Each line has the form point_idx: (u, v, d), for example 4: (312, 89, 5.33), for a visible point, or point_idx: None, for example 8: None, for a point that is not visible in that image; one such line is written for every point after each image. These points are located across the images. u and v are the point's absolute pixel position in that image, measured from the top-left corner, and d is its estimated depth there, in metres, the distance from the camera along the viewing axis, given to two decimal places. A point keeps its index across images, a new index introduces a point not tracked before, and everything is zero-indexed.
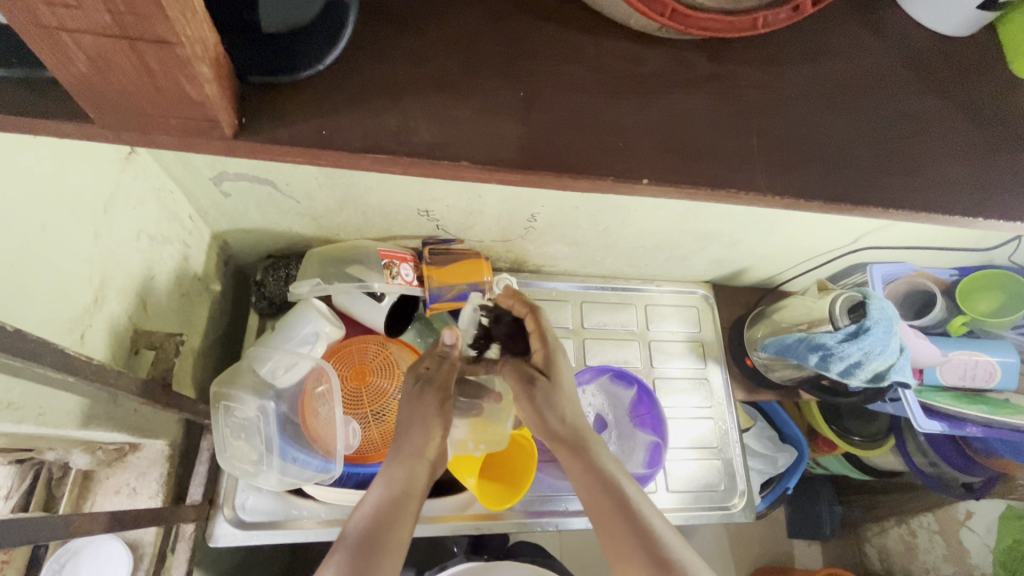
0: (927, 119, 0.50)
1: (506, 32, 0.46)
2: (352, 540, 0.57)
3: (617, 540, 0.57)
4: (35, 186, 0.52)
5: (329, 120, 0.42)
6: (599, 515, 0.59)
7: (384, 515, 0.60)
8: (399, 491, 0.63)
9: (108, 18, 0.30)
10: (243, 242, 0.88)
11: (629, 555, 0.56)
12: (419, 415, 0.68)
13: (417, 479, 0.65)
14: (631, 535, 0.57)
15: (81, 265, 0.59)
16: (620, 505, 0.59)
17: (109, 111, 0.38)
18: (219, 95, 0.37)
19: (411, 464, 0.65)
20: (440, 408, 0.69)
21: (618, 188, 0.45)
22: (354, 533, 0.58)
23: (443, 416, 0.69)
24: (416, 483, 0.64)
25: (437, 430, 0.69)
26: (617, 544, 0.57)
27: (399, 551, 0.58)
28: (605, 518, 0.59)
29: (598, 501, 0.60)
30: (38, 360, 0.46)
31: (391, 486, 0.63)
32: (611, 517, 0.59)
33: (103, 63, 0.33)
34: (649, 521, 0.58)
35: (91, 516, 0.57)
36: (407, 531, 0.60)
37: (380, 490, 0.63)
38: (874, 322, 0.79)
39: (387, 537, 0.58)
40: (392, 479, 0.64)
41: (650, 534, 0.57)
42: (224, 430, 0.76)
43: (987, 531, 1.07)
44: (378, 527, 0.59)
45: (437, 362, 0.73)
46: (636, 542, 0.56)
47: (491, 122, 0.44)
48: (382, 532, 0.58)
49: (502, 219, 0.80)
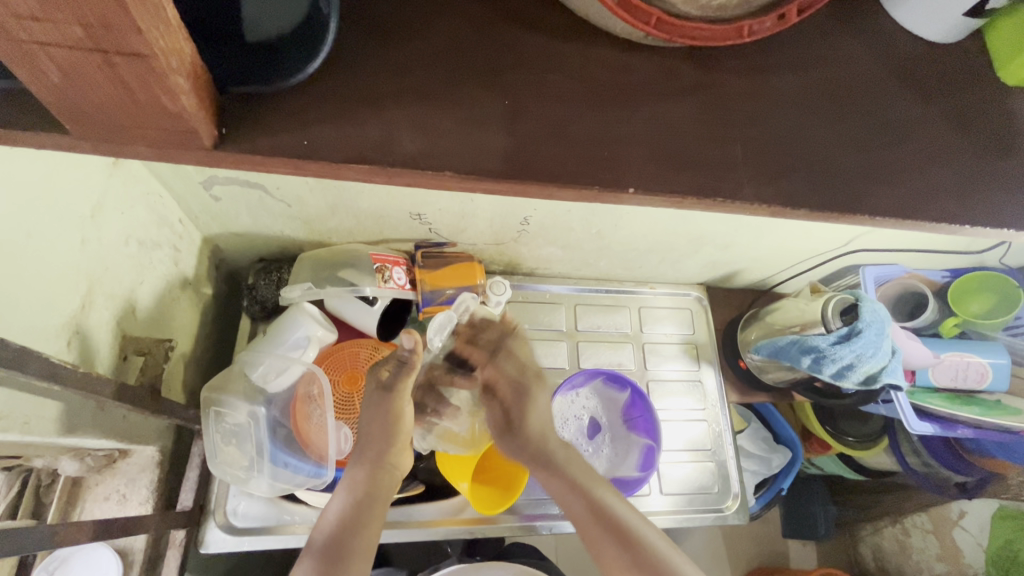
0: (912, 124, 0.50)
1: (491, 37, 0.46)
2: (317, 546, 0.57)
3: (599, 550, 0.62)
4: (19, 195, 0.51)
5: (311, 130, 0.42)
6: (582, 526, 0.64)
7: (350, 519, 0.60)
8: (362, 495, 0.63)
9: (79, 31, 0.30)
10: (234, 246, 0.88)
11: (616, 566, 0.61)
12: (379, 420, 0.66)
13: (380, 484, 0.65)
14: (613, 547, 0.61)
15: (67, 271, 0.58)
16: (604, 517, 0.63)
17: (87, 122, 0.38)
18: (197, 106, 0.37)
19: (372, 470, 0.65)
20: (399, 413, 0.67)
21: (603, 198, 0.45)
22: (322, 537, 0.58)
23: (403, 421, 0.67)
24: (378, 487, 0.65)
25: (399, 436, 0.68)
26: (605, 555, 0.62)
27: (367, 554, 0.59)
28: (582, 523, 0.64)
29: (580, 517, 0.65)
30: (21, 369, 0.45)
31: (355, 490, 0.63)
32: (595, 530, 0.63)
33: (77, 76, 0.33)
34: (633, 530, 0.62)
35: (77, 525, 0.57)
36: (376, 532, 0.61)
37: (344, 496, 0.63)
38: (866, 324, 0.79)
39: (353, 538, 0.58)
40: (354, 483, 0.64)
41: (626, 534, 0.61)
42: (215, 435, 0.76)
43: (980, 530, 1.07)
44: (344, 530, 0.59)
45: (396, 366, 0.66)
46: (619, 553, 0.61)
47: (477, 130, 0.44)
48: (348, 538, 0.58)
49: (495, 222, 0.80)
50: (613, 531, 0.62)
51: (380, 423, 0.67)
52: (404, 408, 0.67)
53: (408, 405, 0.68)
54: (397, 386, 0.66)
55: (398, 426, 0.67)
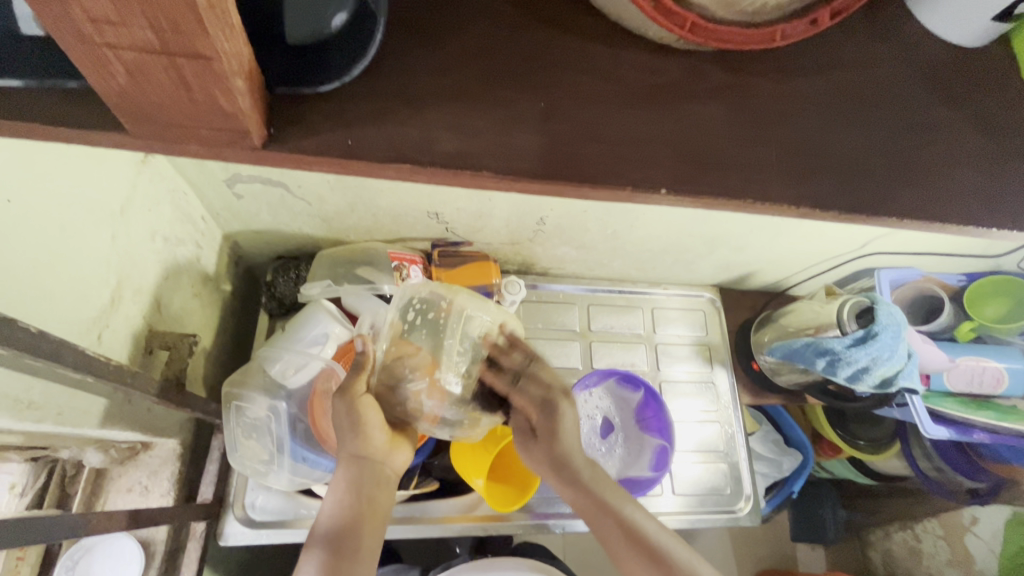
0: (937, 126, 0.51)
1: (522, 39, 0.47)
2: (321, 546, 0.56)
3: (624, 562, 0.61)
4: (54, 193, 0.53)
5: (354, 130, 0.43)
6: (604, 537, 0.62)
7: (348, 521, 0.57)
8: (353, 495, 0.59)
9: (150, 34, 0.31)
10: (254, 243, 0.89)
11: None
12: (343, 420, 0.60)
13: (367, 481, 0.60)
14: (639, 560, 0.60)
15: (98, 267, 0.59)
16: (628, 534, 0.61)
17: (142, 121, 0.39)
18: (251, 107, 0.38)
19: (360, 465, 0.60)
20: (361, 417, 0.59)
21: (633, 199, 0.46)
22: (320, 541, 0.56)
23: (370, 421, 0.60)
24: (367, 486, 0.60)
25: (372, 432, 0.60)
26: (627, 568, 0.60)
27: (373, 553, 0.58)
28: (606, 537, 0.62)
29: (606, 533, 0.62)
30: (60, 360, 0.46)
31: (348, 489, 0.59)
32: (619, 545, 0.61)
33: (142, 77, 0.34)
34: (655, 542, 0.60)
35: (108, 515, 0.58)
36: (379, 528, 0.59)
37: (335, 497, 0.59)
38: (882, 327, 0.79)
39: (357, 542, 0.57)
40: (340, 482, 0.60)
41: (650, 546, 0.60)
42: (236, 428, 0.78)
43: (993, 536, 1.07)
44: (341, 533, 0.57)
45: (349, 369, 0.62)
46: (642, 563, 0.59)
47: (511, 131, 0.44)
48: (346, 540, 0.56)
49: (512, 222, 0.80)
50: (610, 517, 0.62)
51: (345, 425, 0.60)
52: (366, 416, 0.60)
53: (371, 410, 0.60)
54: (350, 391, 0.61)
55: (366, 432, 0.60)
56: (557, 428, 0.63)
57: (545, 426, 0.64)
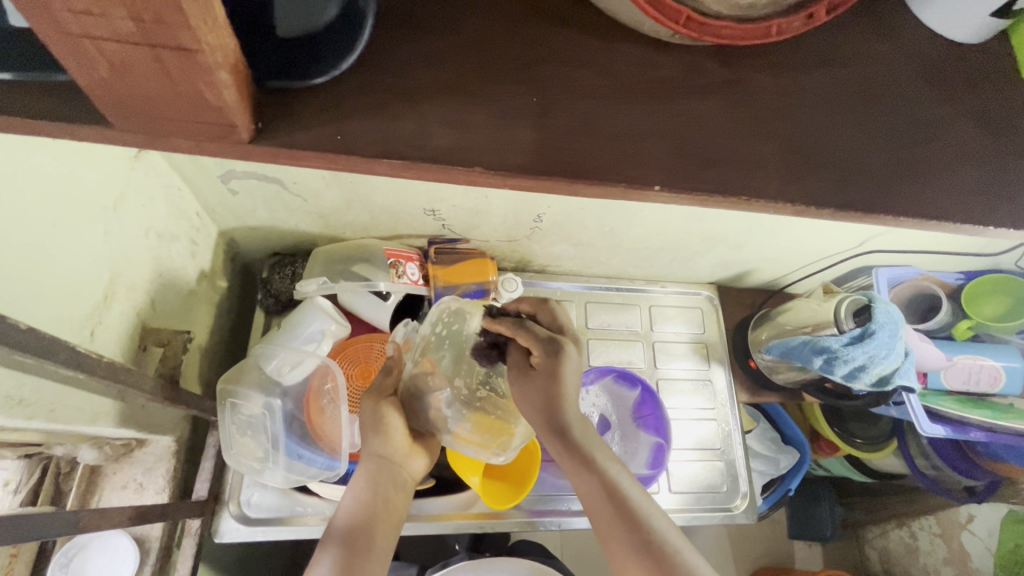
0: (936, 124, 0.50)
1: (518, 34, 0.46)
2: (336, 544, 0.56)
3: (607, 528, 0.57)
4: (45, 188, 0.52)
5: (345, 126, 0.43)
6: (589, 499, 0.59)
7: (363, 519, 0.58)
8: (371, 496, 0.60)
9: (130, 25, 0.30)
10: (250, 239, 0.88)
11: (624, 549, 0.55)
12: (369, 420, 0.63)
13: (385, 482, 0.61)
14: (623, 529, 0.56)
15: (90, 262, 0.59)
16: (614, 501, 0.57)
17: (130, 116, 0.39)
18: (237, 100, 0.37)
19: (380, 466, 0.62)
20: (387, 420, 0.63)
21: (628, 195, 0.45)
22: (337, 536, 0.57)
23: (395, 428, 0.63)
24: (384, 487, 0.61)
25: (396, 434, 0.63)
26: (611, 536, 0.56)
27: (385, 554, 0.58)
28: (592, 499, 0.58)
29: (592, 493, 0.58)
30: (51, 357, 0.46)
31: (366, 487, 0.60)
32: (603, 509, 0.57)
33: (123, 69, 0.34)
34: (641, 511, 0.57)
35: (101, 513, 0.58)
36: (392, 531, 0.60)
37: (352, 496, 0.60)
38: (879, 326, 0.79)
39: (371, 541, 0.57)
40: (359, 482, 0.61)
41: (637, 517, 0.56)
42: (231, 425, 0.76)
43: (989, 534, 1.07)
44: (356, 531, 0.57)
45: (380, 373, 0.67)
46: (625, 532, 0.56)
47: (505, 125, 0.44)
48: (361, 538, 0.57)
49: (509, 219, 0.80)
50: (596, 477, 0.59)
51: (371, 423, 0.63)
52: (390, 417, 0.63)
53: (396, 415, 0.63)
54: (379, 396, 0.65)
55: (389, 433, 0.62)
56: (560, 368, 0.60)
57: (546, 366, 0.61)
